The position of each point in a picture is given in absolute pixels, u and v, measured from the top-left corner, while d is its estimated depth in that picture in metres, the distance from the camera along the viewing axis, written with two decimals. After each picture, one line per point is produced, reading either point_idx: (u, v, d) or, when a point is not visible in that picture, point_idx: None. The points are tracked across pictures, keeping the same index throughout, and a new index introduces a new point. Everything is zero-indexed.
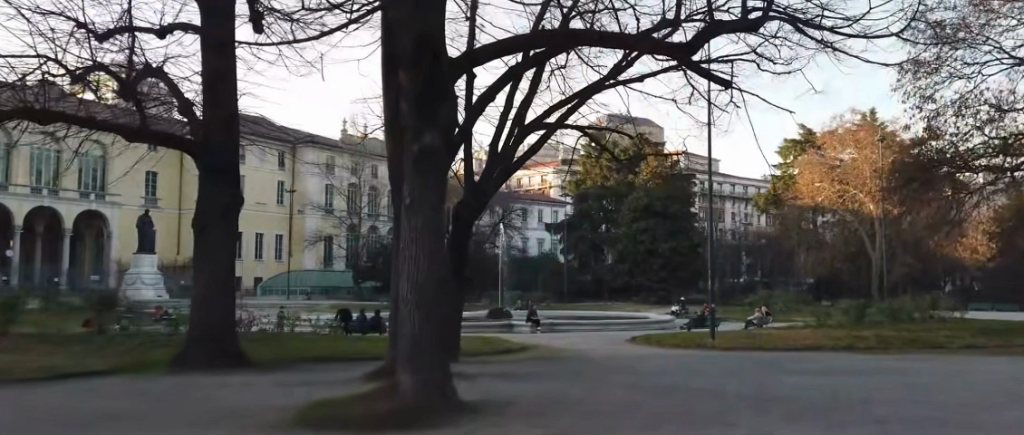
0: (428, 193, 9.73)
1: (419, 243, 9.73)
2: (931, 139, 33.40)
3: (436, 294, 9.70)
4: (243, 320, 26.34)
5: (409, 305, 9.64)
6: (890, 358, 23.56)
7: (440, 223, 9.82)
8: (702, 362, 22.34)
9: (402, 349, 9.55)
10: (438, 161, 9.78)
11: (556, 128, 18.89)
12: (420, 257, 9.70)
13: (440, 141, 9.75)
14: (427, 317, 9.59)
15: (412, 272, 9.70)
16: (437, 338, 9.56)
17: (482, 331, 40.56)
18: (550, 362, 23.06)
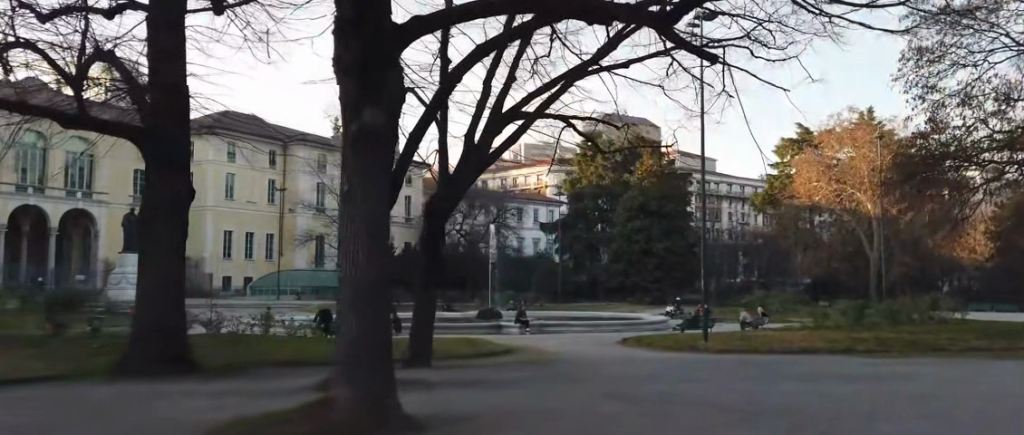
0: (368, 181, 8.63)
1: (358, 235, 8.67)
2: (933, 134, 32.35)
3: (378, 294, 8.66)
4: (214, 322, 25.14)
5: (348, 307, 8.64)
6: (889, 361, 22.53)
7: (383, 214, 8.75)
8: (693, 366, 21.22)
9: (340, 355, 8.59)
10: (382, 144, 8.67)
11: (536, 117, 17.69)
12: (360, 252, 8.64)
13: (383, 119, 8.64)
14: (367, 320, 8.58)
15: (351, 268, 8.66)
16: (378, 344, 8.57)
17: (469, 333, 39.30)
18: (532, 365, 21.92)
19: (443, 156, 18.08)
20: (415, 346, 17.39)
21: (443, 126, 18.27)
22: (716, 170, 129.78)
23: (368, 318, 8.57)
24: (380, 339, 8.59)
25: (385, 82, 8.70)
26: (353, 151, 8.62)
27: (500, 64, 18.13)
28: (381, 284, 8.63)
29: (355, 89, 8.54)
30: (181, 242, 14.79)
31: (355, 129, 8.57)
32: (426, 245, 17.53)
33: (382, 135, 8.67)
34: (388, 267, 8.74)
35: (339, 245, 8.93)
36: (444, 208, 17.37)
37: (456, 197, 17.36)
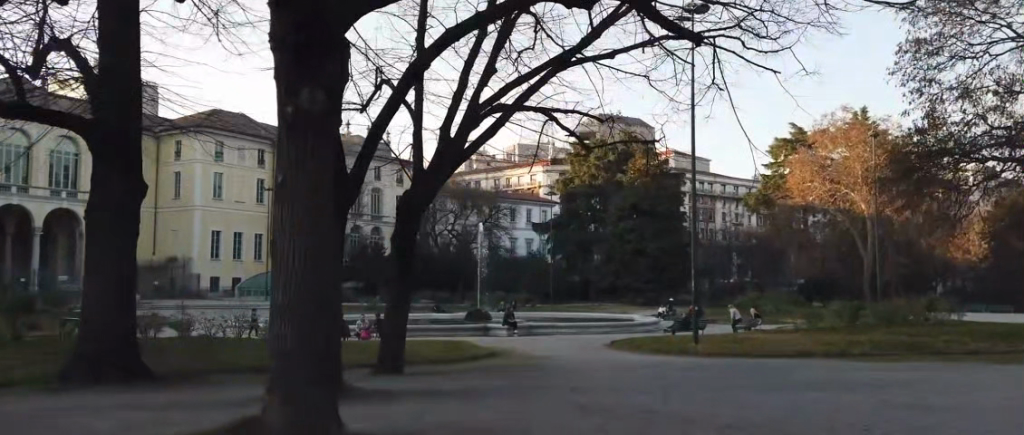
0: (305, 174, 7.88)
1: (293, 231, 7.94)
2: (931, 131, 31.42)
3: (316, 296, 7.94)
4: (186, 325, 24.13)
5: (282, 312, 7.96)
6: (887, 366, 21.55)
7: (323, 211, 8.00)
8: (681, 371, 20.25)
9: (274, 362, 7.95)
10: (321, 130, 7.88)
11: (513, 110, 16.77)
12: (294, 251, 7.94)
13: (325, 103, 7.85)
14: (304, 325, 7.89)
15: (286, 268, 7.96)
16: (314, 353, 7.87)
17: (454, 335, 38.22)
18: (513, 369, 20.89)
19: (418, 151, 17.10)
20: (386, 347, 16.49)
21: (418, 121, 17.38)
22: (708, 170, 128.80)
23: (303, 323, 7.87)
24: (317, 348, 7.88)
25: (325, 62, 7.87)
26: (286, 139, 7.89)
27: (477, 55, 17.22)
28: (317, 286, 7.92)
29: (288, 69, 7.77)
30: (129, 241, 13.86)
31: (289, 113, 7.84)
32: (400, 243, 16.51)
33: (325, 120, 7.91)
34: (328, 269, 8.02)
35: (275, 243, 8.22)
36: (418, 205, 16.36)
37: (432, 193, 16.36)
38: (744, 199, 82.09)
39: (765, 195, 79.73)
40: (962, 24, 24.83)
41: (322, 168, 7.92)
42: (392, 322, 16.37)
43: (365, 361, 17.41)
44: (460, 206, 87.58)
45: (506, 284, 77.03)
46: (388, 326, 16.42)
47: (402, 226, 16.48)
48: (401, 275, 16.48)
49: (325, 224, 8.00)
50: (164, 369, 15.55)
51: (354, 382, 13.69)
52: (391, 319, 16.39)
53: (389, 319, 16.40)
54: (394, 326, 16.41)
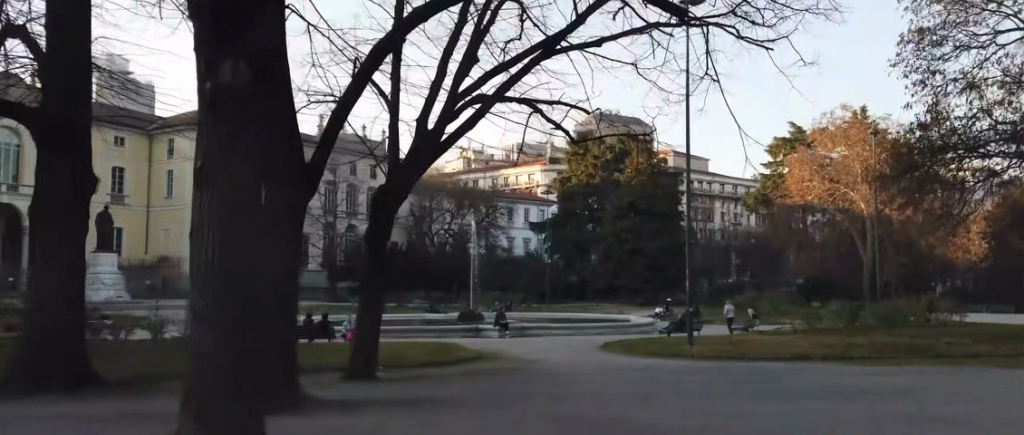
0: (227, 155, 7.21)
1: (215, 222, 7.26)
2: (934, 126, 30.53)
3: (240, 292, 7.18)
4: (160, 328, 23.21)
5: (201, 311, 7.18)
6: (887, 371, 20.59)
7: (249, 199, 7.30)
8: (671, 376, 19.26)
9: (193, 367, 7.15)
10: (245, 108, 7.25)
11: (494, 100, 15.85)
12: (215, 245, 7.23)
13: (248, 80, 7.25)
14: (225, 325, 7.12)
15: (205, 264, 7.21)
16: (236, 356, 7.11)
17: (442, 337, 37.24)
18: (495, 373, 19.92)
19: (393, 144, 16.16)
20: (358, 349, 15.52)
21: (394, 114, 16.48)
22: (707, 170, 127.93)
23: (224, 323, 7.11)
24: (241, 350, 7.14)
25: (247, 37, 7.25)
26: (205, 119, 7.26)
27: (458, 41, 16.33)
28: (239, 282, 7.20)
29: (207, 43, 7.17)
30: (73, 248, 13.13)
31: (208, 89, 7.22)
32: (373, 241, 15.55)
33: (249, 99, 7.29)
34: (253, 260, 7.28)
35: (194, 237, 7.47)
36: (394, 199, 15.45)
37: (407, 187, 15.46)
38: (742, 199, 81.18)
39: (764, 195, 78.85)
40: (967, 13, 23.97)
41: (246, 150, 7.28)
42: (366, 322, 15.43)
43: (336, 365, 16.47)
44: (455, 205, 87.78)
45: (497, 281, 76.04)
46: (361, 327, 15.46)
47: (375, 222, 15.51)
48: (375, 275, 15.56)
49: (251, 214, 7.32)
50: (118, 376, 14.72)
51: (313, 390, 12.76)
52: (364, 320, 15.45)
53: (363, 318, 15.45)
54: (368, 325, 15.48)
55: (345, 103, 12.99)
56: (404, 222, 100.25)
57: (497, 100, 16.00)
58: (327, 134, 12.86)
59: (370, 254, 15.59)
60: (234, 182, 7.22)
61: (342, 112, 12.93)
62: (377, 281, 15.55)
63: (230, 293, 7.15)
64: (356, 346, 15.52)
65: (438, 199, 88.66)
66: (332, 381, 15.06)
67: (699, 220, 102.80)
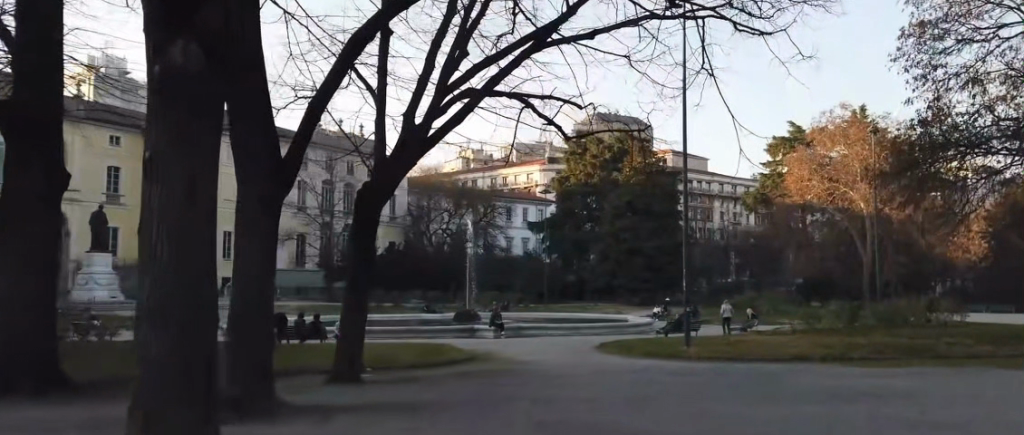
0: (176, 146, 6.88)
1: (163, 215, 6.96)
2: (934, 123, 30.04)
3: (189, 290, 6.91)
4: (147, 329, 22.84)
5: (150, 309, 6.92)
6: (888, 373, 20.13)
7: (200, 193, 7.00)
8: (665, 379, 18.78)
9: (141, 367, 6.91)
10: (195, 95, 6.91)
11: (482, 94, 15.39)
12: (160, 239, 6.92)
13: (199, 63, 6.90)
14: (173, 325, 6.86)
15: (154, 260, 6.92)
16: (185, 357, 6.87)
17: (436, 337, 36.76)
18: (484, 376, 19.42)
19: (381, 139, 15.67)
20: (342, 349, 15.01)
21: (380, 109, 16.01)
22: (706, 169, 127.37)
23: (171, 323, 6.86)
24: (190, 350, 6.89)
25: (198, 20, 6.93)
26: (153, 105, 6.95)
27: (445, 34, 15.88)
28: (185, 280, 6.91)
29: (158, 26, 6.89)
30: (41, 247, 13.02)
31: (157, 73, 6.88)
32: (359, 237, 15.09)
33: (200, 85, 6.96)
34: (204, 258, 7.03)
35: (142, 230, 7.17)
36: (379, 195, 14.93)
37: (394, 183, 14.97)
38: (742, 199, 80.70)
39: (763, 194, 78.42)
40: (969, 6, 23.51)
41: (198, 140, 6.96)
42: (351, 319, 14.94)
43: (320, 367, 16.06)
44: (453, 204, 87.53)
45: (493, 280, 75.37)
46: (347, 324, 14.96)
47: (360, 219, 15.03)
48: (361, 273, 15.08)
49: (200, 209, 7.01)
50: (89, 379, 14.44)
51: (286, 396, 12.24)
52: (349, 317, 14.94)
53: (348, 316, 14.96)
54: (354, 323, 15.00)
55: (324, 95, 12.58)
56: (402, 221, 99.97)
57: (485, 95, 15.54)
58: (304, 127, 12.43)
59: (356, 251, 15.08)
60: (182, 174, 6.89)
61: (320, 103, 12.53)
62: (360, 278, 15.08)
63: (174, 290, 6.83)
64: (343, 346, 15.01)
65: (436, 199, 88.92)
66: (312, 385, 14.51)
67: (698, 219, 102.45)
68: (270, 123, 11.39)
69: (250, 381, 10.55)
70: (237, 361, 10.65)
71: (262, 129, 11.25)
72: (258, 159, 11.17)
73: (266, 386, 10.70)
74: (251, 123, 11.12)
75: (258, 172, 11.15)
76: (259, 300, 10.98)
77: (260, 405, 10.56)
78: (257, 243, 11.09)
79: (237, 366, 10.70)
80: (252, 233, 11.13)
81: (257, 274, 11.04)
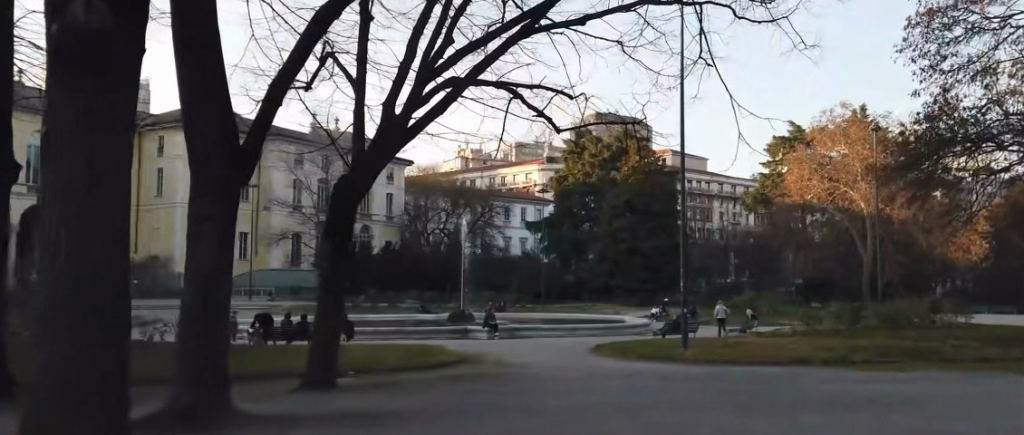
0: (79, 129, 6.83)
1: (62, 201, 6.88)
2: (942, 116, 28.95)
3: (93, 283, 6.95)
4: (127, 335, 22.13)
5: (51, 301, 6.89)
6: (892, 377, 19.30)
7: (104, 179, 6.95)
8: (660, 383, 17.92)
9: (40, 361, 6.91)
10: (97, 72, 6.86)
11: (465, 85, 14.57)
12: (61, 229, 6.89)
13: (101, 30, 6.75)
14: (77, 317, 6.89)
15: (53, 250, 6.90)
16: (87, 350, 6.89)
17: (429, 338, 35.94)
18: (471, 379, 18.56)
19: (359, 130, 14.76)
20: (317, 351, 14.10)
21: (359, 99, 15.15)
22: (706, 169, 126.65)
23: (73, 316, 6.89)
24: (93, 344, 6.93)
25: None
26: (54, 79, 6.84)
27: (426, 19, 15.01)
28: (88, 273, 6.93)
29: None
30: None
31: (57, 41, 6.68)
32: (334, 232, 14.20)
33: (106, 52, 6.85)
34: (108, 249, 7.03)
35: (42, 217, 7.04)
36: (356, 190, 14.06)
37: (373, 176, 14.15)
38: (741, 198, 79.87)
39: (763, 194, 77.69)
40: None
41: (101, 118, 6.89)
42: (329, 315, 14.09)
43: (292, 371, 15.28)
44: (451, 203, 86.93)
45: (489, 281, 74.63)
46: (323, 322, 14.10)
47: (336, 213, 14.16)
48: (337, 269, 14.22)
49: (104, 195, 6.96)
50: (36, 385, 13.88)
51: (242, 405, 11.34)
52: (325, 315, 14.08)
53: (323, 315, 14.08)
54: (332, 319, 14.13)
55: (287, 77, 11.54)
56: (399, 220, 99.19)
57: (470, 84, 14.70)
58: (266, 111, 11.38)
59: (330, 247, 14.18)
60: (84, 155, 6.85)
61: (283, 86, 11.37)
62: (336, 276, 14.21)
63: (77, 282, 6.89)
64: (320, 347, 14.12)
65: (434, 198, 88.57)
66: (278, 391, 13.57)
67: (697, 219, 101.68)
68: (228, 107, 10.27)
69: (200, 385, 9.83)
70: (190, 364, 9.83)
71: (218, 111, 10.13)
72: (217, 151, 10.19)
73: (218, 392, 9.95)
74: (208, 105, 10.01)
75: (213, 159, 10.13)
76: (211, 297, 10.04)
77: (212, 413, 9.83)
78: (210, 237, 10.13)
79: (188, 369, 9.89)
80: (206, 227, 10.15)
81: (206, 272, 10.07)
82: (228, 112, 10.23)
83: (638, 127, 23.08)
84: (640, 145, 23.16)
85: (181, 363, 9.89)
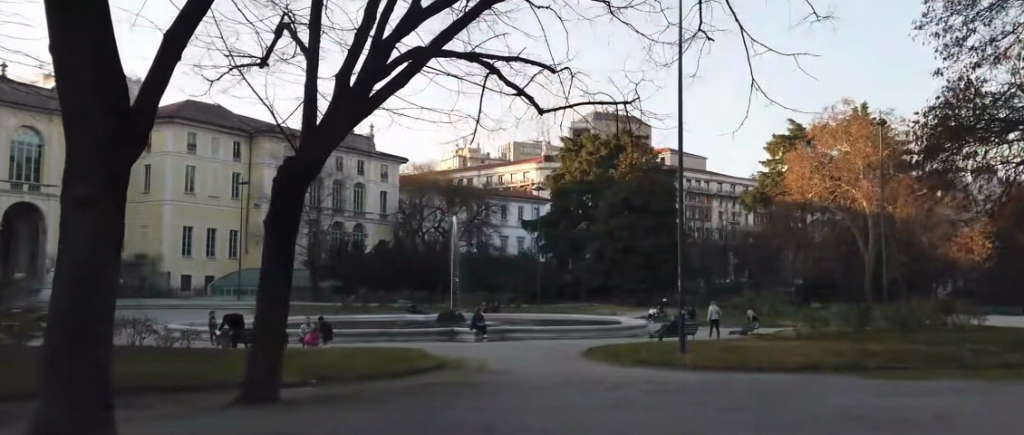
0: None
1: None
2: (962, 103, 27.15)
3: None
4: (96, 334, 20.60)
5: None
6: (909, 387, 17.48)
7: None
8: (652, 395, 15.95)
9: None
10: None
11: (429, 55, 12.73)
12: None
13: None
14: None
15: None
16: None
17: (415, 340, 34.03)
18: (439, 389, 16.55)
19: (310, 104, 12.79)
20: (258, 357, 11.91)
21: (311, 72, 13.32)
22: (705, 168, 125.24)
23: None
24: None
25: None
26: None
27: None
28: None
29: None
30: None
31: None
32: (277, 221, 12.19)
33: None
34: None
35: None
36: (303, 171, 12.16)
37: (323, 157, 12.29)
38: (741, 198, 78.08)
39: (763, 193, 75.88)
40: None
41: None
42: (275, 311, 12.00)
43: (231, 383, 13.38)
44: (446, 201, 85.08)
45: (482, 280, 72.44)
46: (266, 320, 11.96)
47: (279, 199, 12.21)
48: (283, 261, 12.16)
49: None
50: None
51: None
52: (267, 314, 11.97)
53: (263, 314, 11.97)
54: (276, 318, 12.02)
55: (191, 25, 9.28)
56: (393, 218, 97.30)
57: (436, 55, 12.87)
58: (160, 70, 9.20)
59: (270, 237, 12.20)
60: None
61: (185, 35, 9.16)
62: (281, 268, 12.14)
63: None
64: (261, 351, 11.94)
65: (428, 196, 86.44)
66: (196, 411, 11.56)
67: (696, 218, 99.76)
68: (110, 58, 7.99)
69: (76, 401, 7.67)
70: (59, 371, 7.65)
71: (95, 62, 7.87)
72: (98, 112, 7.96)
73: (97, 411, 7.78)
74: (81, 48, 7.70)
75: (94, 123, 7.92)
76: (89, 288, 7.81)
77: None
78: (92, 216, 7.88)
79: (55, 378, 7.69)
80: (85, 209, 7.93)
81: (87, 257, 7.84)
82: (104, 62, 7.89)
83: (636, 125, 20.76)
84: (637, 141, 21.33)
85: (46, 373, 7.69)
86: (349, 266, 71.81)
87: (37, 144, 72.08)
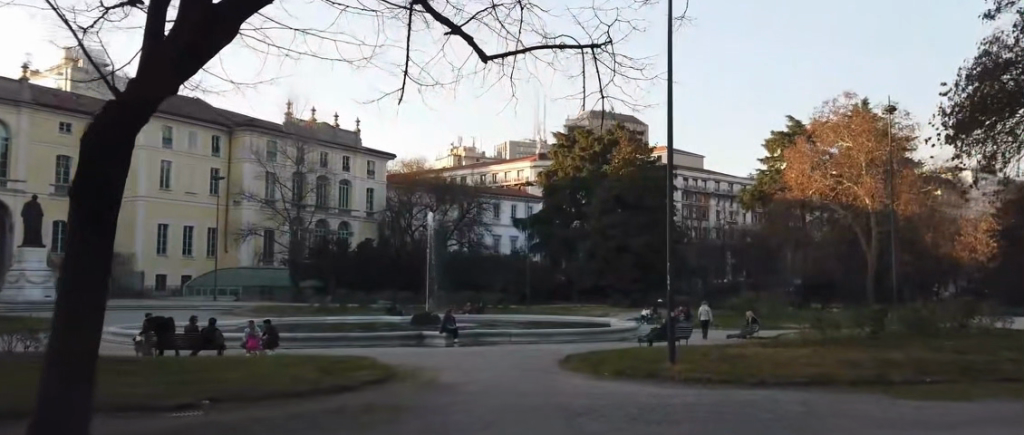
0: None
1: None
2: (1006, 68, 23.72)
3: None
4: None
5: None
6: (952, 414, 13.90)
7: None
8: (625, 425, 12.36)
9: None
10: None
11: None
12: None
13: None
14: None
15: None
16: None
17: (379, 346, 30.54)
18: (357, 416, 12.97)
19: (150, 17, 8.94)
20: (58, 378, 8.28)
21: None
22: (702, 168, 122.07)
23: None
24: None
25: None
26: None
27: None
28: None
29: None
30: None
31: None
32: (87, 189, 8.45)
33: None
34: None
35: None
36: (130, 117, 8.47)
37: (161, 97, 8.65)
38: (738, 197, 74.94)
39: (761, 191, 72.49)
40: None
41: None
42: (81, 309, 8.31)
43: None
44: (434, 199, 81.01)
45: (467, 280, 68.37)
46: (69, 319, 8.29)
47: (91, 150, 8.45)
48: (96, 243, 8.44)
49: None
50: None
51: None
52: (69, 311, 8.27)
53: (63, 325, 8.30)
54: (85, 317, 8.35)
55: None
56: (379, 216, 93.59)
57: None
58: None
59: (76, 215, 8.43)
60: None
61: None
62: (98, 246, 8.46)
63: None
64: (59, 364, 8.28)
65: (418, 193, 82.54)
66: None
67: (693, 218, 95.97)
68: None
69: None
70: None
71: None
72: None
73: None
74: None
75: None
76: None
77: None
78: None
79: None
80: None
81: None
82: None
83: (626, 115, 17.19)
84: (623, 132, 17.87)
85: None
86: (329, 264, 67.81)
87: (4, 136, 69.35)
